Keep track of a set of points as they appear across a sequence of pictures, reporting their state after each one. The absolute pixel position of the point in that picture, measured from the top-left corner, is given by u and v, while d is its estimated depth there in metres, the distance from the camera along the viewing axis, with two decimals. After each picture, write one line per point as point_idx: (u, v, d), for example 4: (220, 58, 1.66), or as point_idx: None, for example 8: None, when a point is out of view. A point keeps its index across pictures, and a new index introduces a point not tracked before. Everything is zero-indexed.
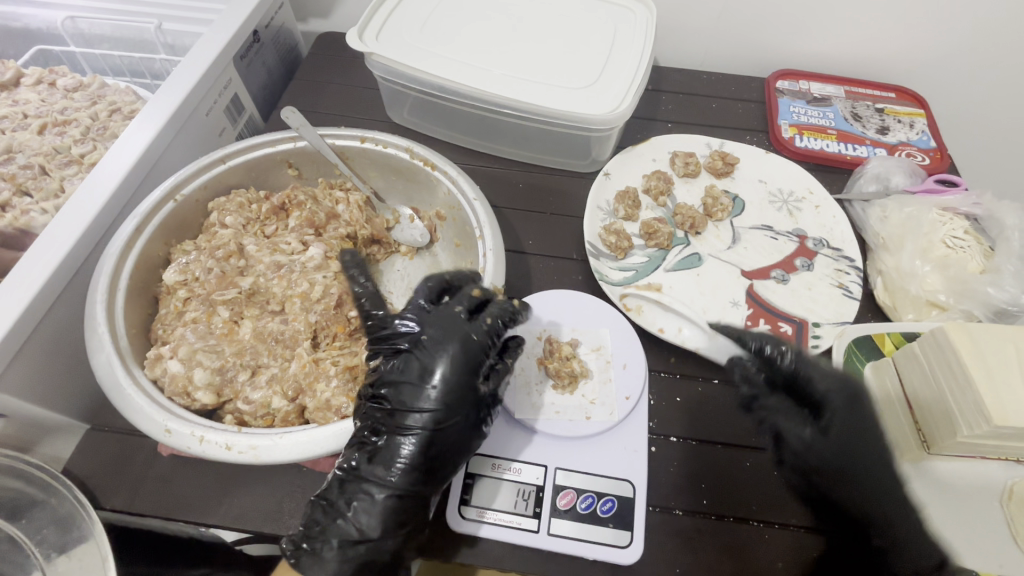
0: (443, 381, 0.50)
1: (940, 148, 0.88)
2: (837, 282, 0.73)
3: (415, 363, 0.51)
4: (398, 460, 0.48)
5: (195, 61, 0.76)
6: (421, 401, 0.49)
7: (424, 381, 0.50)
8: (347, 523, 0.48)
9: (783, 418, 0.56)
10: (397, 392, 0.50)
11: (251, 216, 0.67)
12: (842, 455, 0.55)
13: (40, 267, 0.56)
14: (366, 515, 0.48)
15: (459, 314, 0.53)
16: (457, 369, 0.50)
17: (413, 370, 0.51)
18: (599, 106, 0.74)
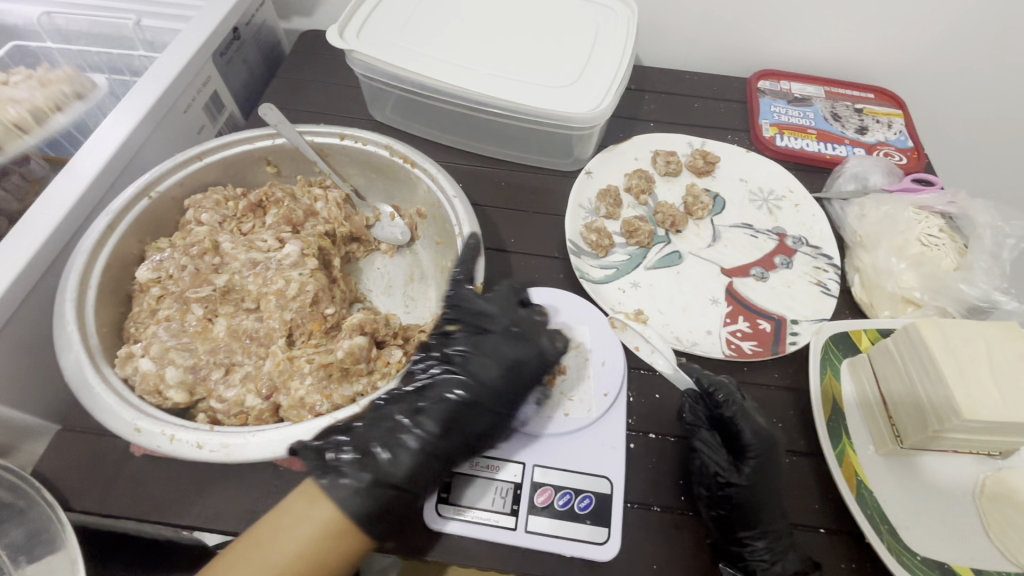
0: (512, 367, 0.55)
1: (917, 148, 0.90)
2: (815, 279, 0.74)
3: (491, 345, 0.55)
4: (450, 419, 0.51)
5: (172, 57, 0.75)
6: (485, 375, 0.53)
7: (496, 363, 0.54)
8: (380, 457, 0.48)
9: (743, 425, 0.55)
10: (466, 363, 0.54)
11: (228, 213, 0.66)
12: (763, 466, 0.54)
13: (8, 265, 0.55)
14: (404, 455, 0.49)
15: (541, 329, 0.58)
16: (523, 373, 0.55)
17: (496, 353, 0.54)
18: (580, 105, 0.74)
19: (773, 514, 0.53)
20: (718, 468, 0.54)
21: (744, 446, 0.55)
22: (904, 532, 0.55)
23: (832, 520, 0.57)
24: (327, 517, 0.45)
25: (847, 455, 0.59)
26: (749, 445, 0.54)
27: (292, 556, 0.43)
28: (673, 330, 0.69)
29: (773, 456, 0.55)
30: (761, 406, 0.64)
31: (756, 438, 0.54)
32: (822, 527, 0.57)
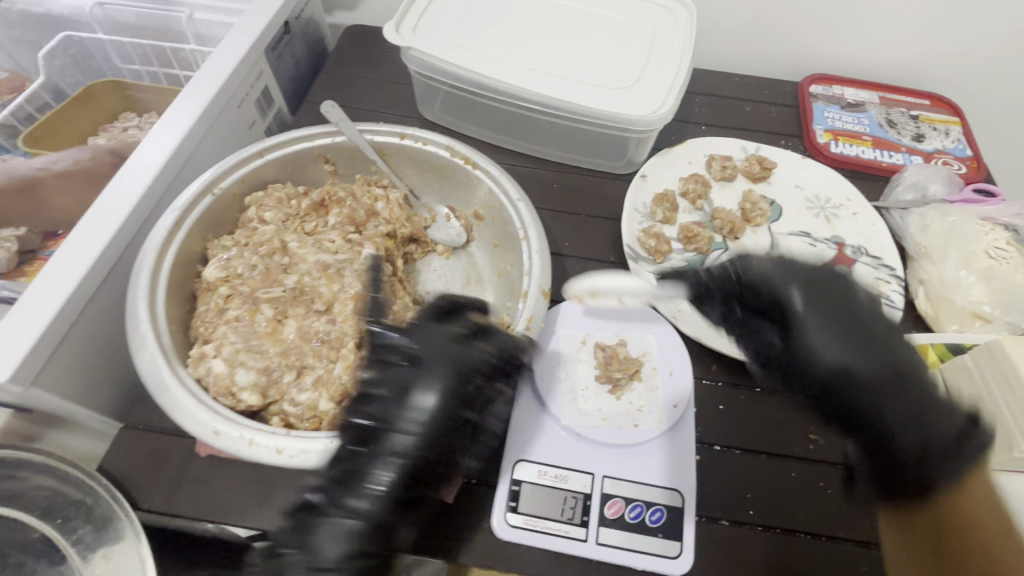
0: (421, 398, 0.47)
1: (976, 157, 0.88)
2: (878, 290, 0.73)
3: (402, 371, 0.48)
4: (363, 478, 0.45)
5: (227, 50, 0.75)
6: (438, 399, 0.47)
7: (402, 392, 0.48)
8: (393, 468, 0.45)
9: (802, 341, 0.48)
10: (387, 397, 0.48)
11: (291, 212, 0.65)
12: (876, 399, 0.46)
13: (79, 261, 0.55)
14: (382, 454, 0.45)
15: (366, 325, 0.52)
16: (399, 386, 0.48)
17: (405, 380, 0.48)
18: (642, 107, 0.73)
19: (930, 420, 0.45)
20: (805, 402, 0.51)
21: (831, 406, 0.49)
22: None
23: None
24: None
25: None
26: (832, 378, 0.47)
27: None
28: None
29: (873, 398, 0.47)
30: None
31: (840, 372, 0.47)
32: None
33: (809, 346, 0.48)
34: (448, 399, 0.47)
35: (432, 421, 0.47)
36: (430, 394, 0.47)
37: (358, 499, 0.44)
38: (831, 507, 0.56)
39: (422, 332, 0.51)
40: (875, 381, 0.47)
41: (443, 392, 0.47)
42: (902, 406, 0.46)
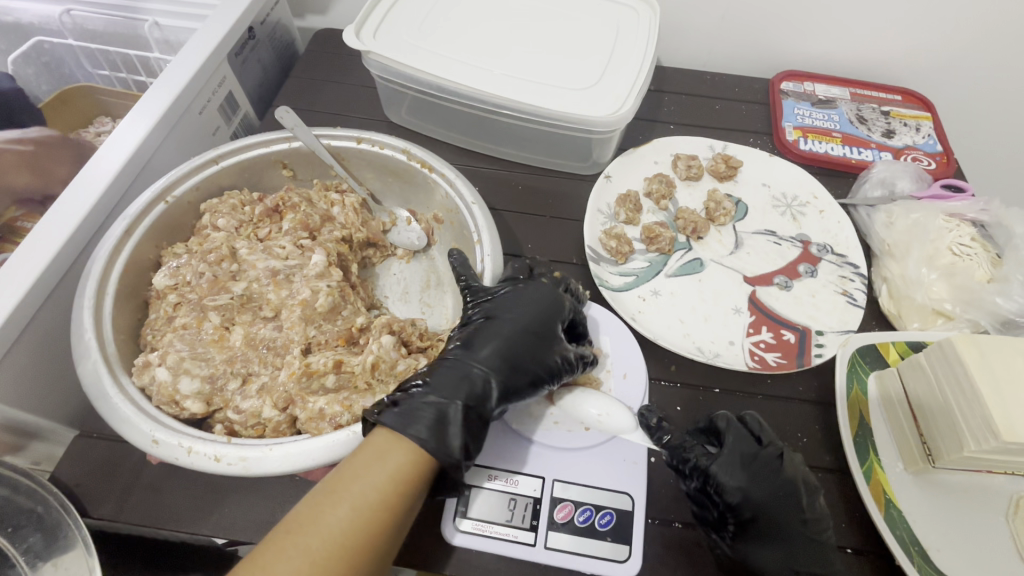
0: (533, 309, 0.58)
1: (946, 152, 0.87)
2: (842, 289, 0.72)
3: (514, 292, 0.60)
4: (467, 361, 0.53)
5: (187, 57, 0.75)
6: (518, 317, 0.57)
7: (519, 304, 0.59)
8: (494, 363, 0.54)
9: (721, 472, 0.52)
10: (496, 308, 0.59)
11: (244, 218, 0.65)
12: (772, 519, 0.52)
13: (27, 272, 0.55)
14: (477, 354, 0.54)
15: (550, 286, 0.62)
16: (539, 309, 0.59)
17: (523, 298, 0.59)
18: (601, 107, 0.72)
19: (809, 545, 0.51)
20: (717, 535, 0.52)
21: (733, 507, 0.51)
22: (935, 553, 0.54)
23: (862, 541, 0.56)
24: (401, 462, 0.46)
25: (875, 473, 0.58)
26: (739, 502, 0.52)
27: (335, 535, 0.42)
28: (694, 339, 0.67)
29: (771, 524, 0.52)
30: (785, 419, 0.63)
31: (744, 500, 0.52)
32: (849, 546, 0.55)
33: (722, 475, 0.52)
34: (537, 321, 0.57)
35: (520, 330, 0.57)
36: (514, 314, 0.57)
37: (461, 387, 0.51)
38: None
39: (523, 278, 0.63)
40: (774, 501, 0.52)
41: (529, 315, 0.57)
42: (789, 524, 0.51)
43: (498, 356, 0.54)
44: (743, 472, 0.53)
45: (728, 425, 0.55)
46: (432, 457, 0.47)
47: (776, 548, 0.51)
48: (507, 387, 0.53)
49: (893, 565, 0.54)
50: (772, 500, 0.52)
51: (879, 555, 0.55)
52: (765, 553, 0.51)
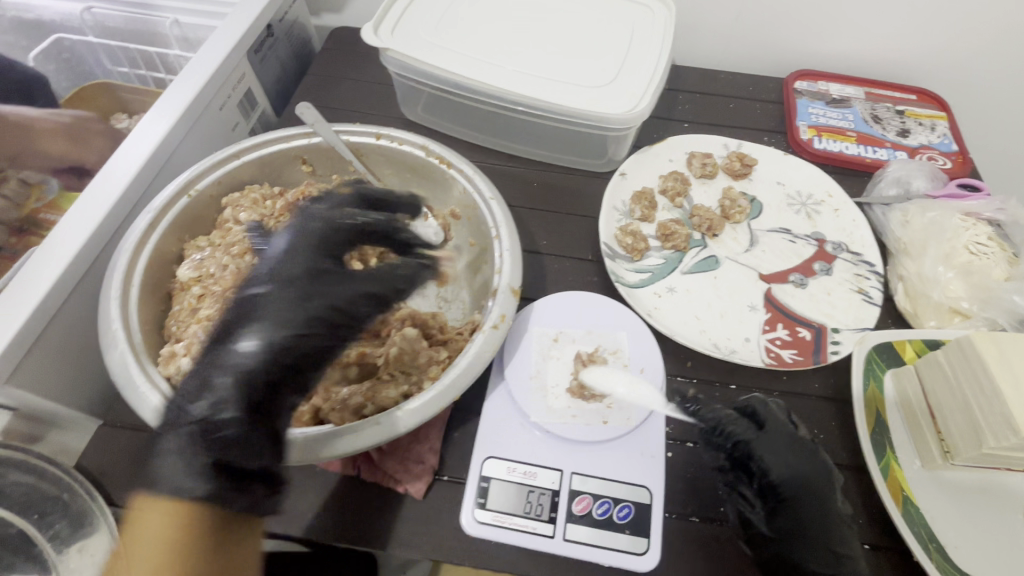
0: (292, 257, 0.50)
1: (962, 152, 0.87)
2: (857, 287, 0.72)
3: (277, 258, 0.50)
4: (241, 343, 0.45)
5: (208, 53, 0.76)
6: (279, 284, 0.48)
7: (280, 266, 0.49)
8: (251, 352, 0.45)
9: (765, 453, 0.53)
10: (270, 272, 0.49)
11: (266, 212, 0.66)
12: (806, 505, 0.51)
13: (55, 263, 0.56)
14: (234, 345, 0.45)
15: (329, 228, 0.52)
16: (296, 261, 0.50)
17: (282, 257, 0.50)
18: (617, 105, 0.73)
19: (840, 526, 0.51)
20: (752, 517, 0.52)
21: (773, 485, 0.52)
22: (953, 550, 0.54)
23: (879, 537, 0.56)
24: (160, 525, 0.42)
25: (892, 470, 0.58)
26: (779, 482, 0.52)
27: None
28: (710, 336, 0.67)
29: (808, 510, 0.51)
30: (802, 416, 0.63)
31: (783, 482, 0.52)
32: (866, 542, 0.56)
33: (766, 457, 0.53)
34: (301, 274, 0.49)
35: (297, 296, 0.47)
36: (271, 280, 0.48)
37: (202, 398, 0.44)
38: None
39: (318, 226, 0.52)
40: (810, 484, 0.52)
41: (297, 271, 0.49)
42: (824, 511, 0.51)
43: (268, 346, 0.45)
44: (785, 454, 0.53)
45: (767, 413, 0.56)
46: (193, 503, 0.42)
47: (811, 532, 0.50)
48: (235, 397, 0.43)
49: (911, 562, 0.54)
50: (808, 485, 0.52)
51: (897, 550, 0.55)
52: (797, 534, 0.51)
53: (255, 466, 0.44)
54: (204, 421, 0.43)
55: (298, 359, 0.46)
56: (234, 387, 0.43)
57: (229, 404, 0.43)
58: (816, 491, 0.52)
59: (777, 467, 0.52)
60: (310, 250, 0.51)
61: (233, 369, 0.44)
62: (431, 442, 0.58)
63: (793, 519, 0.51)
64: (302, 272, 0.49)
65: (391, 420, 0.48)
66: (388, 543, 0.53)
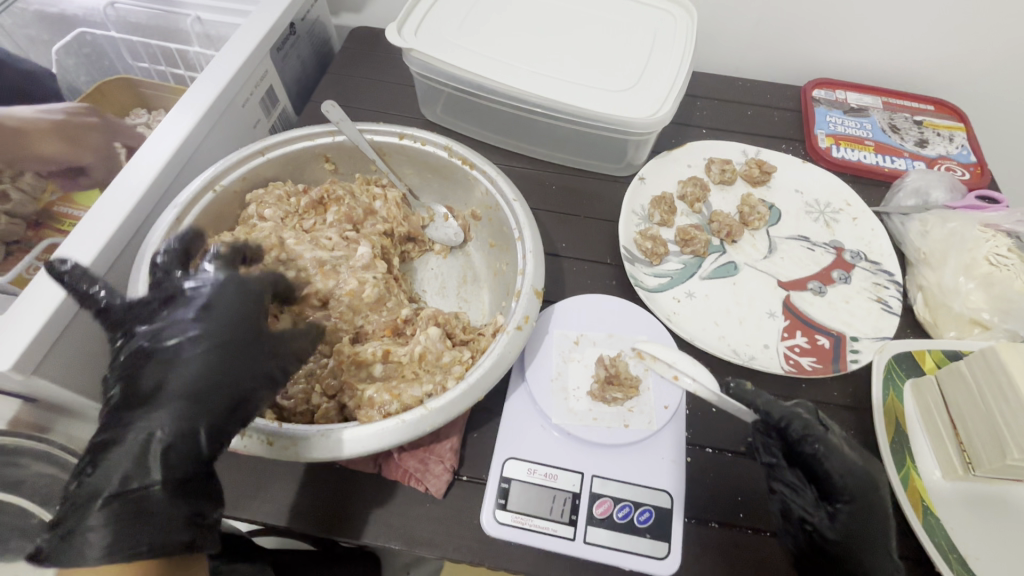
0: (206, 315, 0.47)
1: (980, 163, 0.87)
2: (876, 296, 0.72)
3: (183, 310, 0.47)
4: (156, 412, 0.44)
5: (233, 51, 0.76)
6: (195, 345, 0.46)
7: (193, 319, 0.47)
8: (169, 425, 0.44)
9: (829, 458, 0.48)
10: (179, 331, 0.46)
11: (290, 209, 0.66)
12: (862, 510, 0.48)
13: (83, 256, 0.56)
14: (149, 410, 0.44)
15: (239, 282, 0.49)
16: (206, 320, 0.47)
17: (196, 314, 0.47)
18: (639, 110, 0.73)
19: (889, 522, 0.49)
20: (811, 519, 0.50)
21: (837, 489, 0.49)
22: (974, 561, 0.53)
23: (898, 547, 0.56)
24: None
25: (912, 479, 0.58)
26: (840, 487, 0.49)
27: None
28: (730, 342, 0.68)
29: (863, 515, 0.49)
30: None
31: (842, 485, 0.48)
32: None
33: (831, 461, 0.48)
34: (223, 339, 0.47)
35: (206, 364, 0.46)
36: (192, 344, 0.46)
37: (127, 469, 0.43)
38: None
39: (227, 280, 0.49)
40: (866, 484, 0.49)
41: (217, 338, 0.46)
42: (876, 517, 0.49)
43: (184, 411, 0.45)
44: (847, 456, 0.49)
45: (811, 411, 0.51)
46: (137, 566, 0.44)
47: (871, 534, 0.49)
48: (157, 466, 0.43)
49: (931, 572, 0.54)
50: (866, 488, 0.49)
51: (917, 560, 0.55)
52: (856, 536, 0.49)
53: (191, 527, 0.45)
54: (116, 490, 0.43)
55: (219, 424, 0.46)
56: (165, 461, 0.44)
57: (151, 472, 0.43)
58: (873, 498, 0.49)
59: (839, 470, 0.48)
60: (238, 317, 0.48)
61: (153, 436, 0.44)
62: (450, 442, 0.57)
63: (854, 525, 0.49)
64: (238, 340, 0.47)
65: (416, 419, 0.48)
66: (409, 542, 0.53)
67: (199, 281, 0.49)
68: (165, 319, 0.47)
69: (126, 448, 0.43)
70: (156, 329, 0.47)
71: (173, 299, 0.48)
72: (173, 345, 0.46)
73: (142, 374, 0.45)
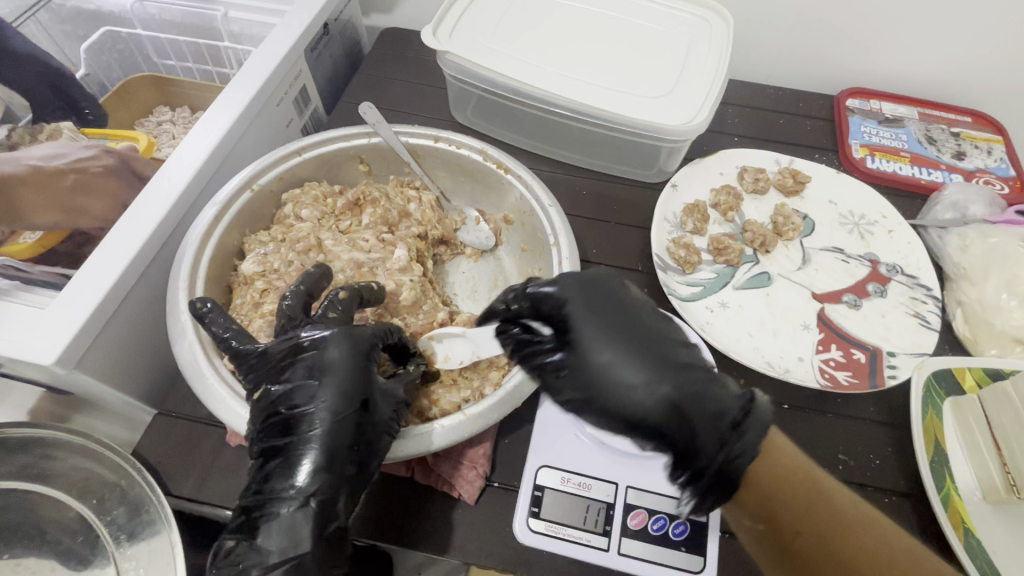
0: (332, 375, 0.46)
1: (1020, 177, 0.85)
2: (914, 310, 0.71)
3: (307, 367, 0.47)
4: (299, 481, 0.44)
5: (269, 51, 0.77)
6: (325, 407, 0.45)
7: (318, 378, 0.46)
8: (316, 488, 0.44)
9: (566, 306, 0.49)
10: (308, 392, 0.46)
11: (326, 210, 0.66)
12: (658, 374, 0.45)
13: (124, 251, 0.57)
14: (291, 481, 0.44)
15: (352, 332, 0.49)
16: (334, 380, 0.46)
17: (320, 372, 0.46)
18: (675, 117, 0.72)
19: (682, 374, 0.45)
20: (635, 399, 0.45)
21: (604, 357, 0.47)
22: None
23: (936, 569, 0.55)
24: None
25: (952, 499, 0.57)
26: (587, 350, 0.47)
27: None
28: (764, 354, 0.67)
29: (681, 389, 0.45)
30: (855, 440, 0.63)
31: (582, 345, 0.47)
32: None
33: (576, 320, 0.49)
34: (349, 399, 0.46)
35: (341, 424, 0.45)
36: (323, 408, 0.45)
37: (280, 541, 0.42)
38: None
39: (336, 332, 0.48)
40: (648, 344, 0.47)
41: (348, 397, 0.46)
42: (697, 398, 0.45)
43: (326, 473, 0.44)
44: (618, 325, 0.48)
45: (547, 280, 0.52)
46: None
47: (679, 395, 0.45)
48: (306, 532, 0.42)
49: None
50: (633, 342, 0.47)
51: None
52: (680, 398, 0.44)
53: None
54: (274, 562, 0.42)
55: (355, 486, 0.45)
56: (314, 529, 0.43)
57: (299, 540, 0.42)
58: (641, 341, 0.47)
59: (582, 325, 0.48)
60: (355, 370, 0.47)
61: (300, 502, 0.43)
62: (484, 447, 0.57)
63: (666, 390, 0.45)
64: (363, 397, 0.47)
65: (455, 423, 0.50)
66: (441, 547, 0.53)
67: (313, 332, 0.48)
68: (294, 383, 0.47)
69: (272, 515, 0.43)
70: (287, 392, 0.46)
71: (295, 353, 0.48)
72: (308, 408, 0.45)
73: (283, 439, 0.45)
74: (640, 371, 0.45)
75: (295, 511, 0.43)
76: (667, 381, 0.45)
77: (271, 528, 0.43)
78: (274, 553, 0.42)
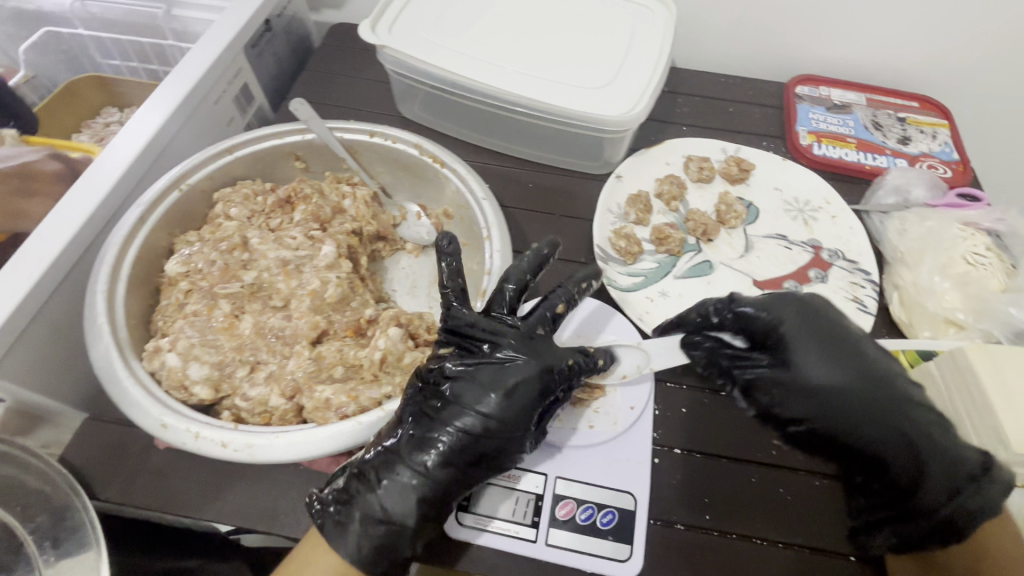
0: (503, 389, 0.51)
1: (963, 161, 0.86)
2: (852, 295, 0.72)
3: (494, 368, 0.52)
4: (405, 471, 0.49)
5: (204, 47, 0.75)
6: (494, 412, 0.50)
7: (491, 387, 0.51)
8: (416, 477, 0.49)
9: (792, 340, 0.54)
10: (460, 392, 0.51)
11: (257, 209, 0.66)
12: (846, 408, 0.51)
13: (43, 254, 0.56)
14: (404, 468, 0.49)
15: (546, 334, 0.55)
16: (517, 389, 0.51)
17: (501, 371, 0.52)
18: (614, 107, 0.72)
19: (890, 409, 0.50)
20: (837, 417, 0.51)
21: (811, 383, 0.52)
22: None
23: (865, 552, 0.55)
24: None
25: None
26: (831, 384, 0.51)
27: None
28: None
29: (837, 404, 0.51)
30: None
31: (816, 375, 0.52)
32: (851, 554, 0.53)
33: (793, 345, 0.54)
34: (517, 402, 0.51)
35: (495, 424, 0.50)
36: (491, 406, 0.50)
37: (348, 532, 0.48)
38: (787, 512, 0.55)
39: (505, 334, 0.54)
40: (858, 387, 0.51)
41: (511, 403, 0.51)
42: (873, 406, 0.50)
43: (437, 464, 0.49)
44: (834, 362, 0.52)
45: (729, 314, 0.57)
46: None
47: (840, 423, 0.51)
48: (405, 516, 0.48)
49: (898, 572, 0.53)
50: (848, 385, 0.51)
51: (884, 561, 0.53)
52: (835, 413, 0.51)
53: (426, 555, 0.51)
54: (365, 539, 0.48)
55: (453, 480, 0.49)
56: (413, 511, 0.48)
57: (395, 521, 0.48)
58: (877, 388, 0.51)
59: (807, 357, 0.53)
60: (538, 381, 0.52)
61: (406, 485, 0.48)
62: None
63: (864, 419, 0.50)
64: (528, 403, 0.51)
65: (371, 422, 0.51)
66: None
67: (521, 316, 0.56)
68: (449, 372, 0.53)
69: (362, 492, 0.49)
70: (455, 393, 0.51)
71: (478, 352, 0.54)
72: (473, 415, 0.50)
73: (420, 430, 0.50)
74: (823, 372, 0.52)
75: (412, 494, 0.48)
76: (860, 390, 0.51)
77: (370, 509, 0.48)
78: (358, 532, 0.48)
